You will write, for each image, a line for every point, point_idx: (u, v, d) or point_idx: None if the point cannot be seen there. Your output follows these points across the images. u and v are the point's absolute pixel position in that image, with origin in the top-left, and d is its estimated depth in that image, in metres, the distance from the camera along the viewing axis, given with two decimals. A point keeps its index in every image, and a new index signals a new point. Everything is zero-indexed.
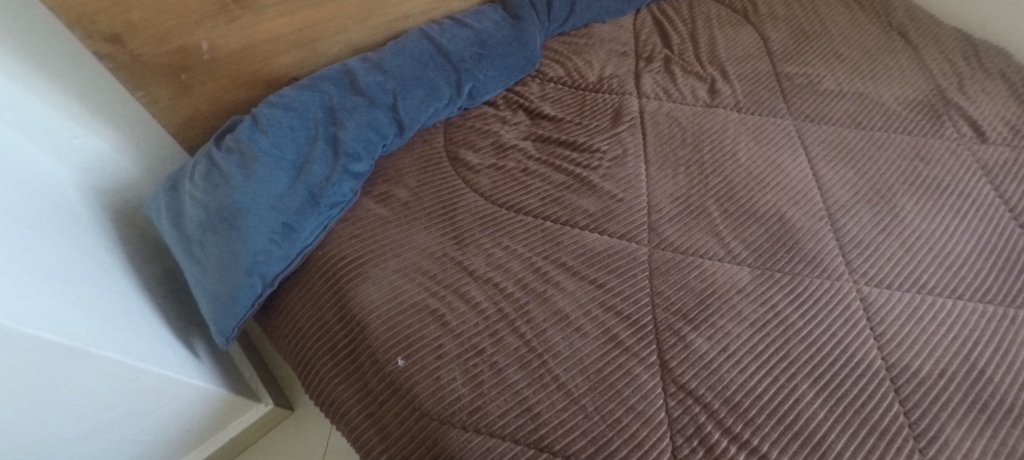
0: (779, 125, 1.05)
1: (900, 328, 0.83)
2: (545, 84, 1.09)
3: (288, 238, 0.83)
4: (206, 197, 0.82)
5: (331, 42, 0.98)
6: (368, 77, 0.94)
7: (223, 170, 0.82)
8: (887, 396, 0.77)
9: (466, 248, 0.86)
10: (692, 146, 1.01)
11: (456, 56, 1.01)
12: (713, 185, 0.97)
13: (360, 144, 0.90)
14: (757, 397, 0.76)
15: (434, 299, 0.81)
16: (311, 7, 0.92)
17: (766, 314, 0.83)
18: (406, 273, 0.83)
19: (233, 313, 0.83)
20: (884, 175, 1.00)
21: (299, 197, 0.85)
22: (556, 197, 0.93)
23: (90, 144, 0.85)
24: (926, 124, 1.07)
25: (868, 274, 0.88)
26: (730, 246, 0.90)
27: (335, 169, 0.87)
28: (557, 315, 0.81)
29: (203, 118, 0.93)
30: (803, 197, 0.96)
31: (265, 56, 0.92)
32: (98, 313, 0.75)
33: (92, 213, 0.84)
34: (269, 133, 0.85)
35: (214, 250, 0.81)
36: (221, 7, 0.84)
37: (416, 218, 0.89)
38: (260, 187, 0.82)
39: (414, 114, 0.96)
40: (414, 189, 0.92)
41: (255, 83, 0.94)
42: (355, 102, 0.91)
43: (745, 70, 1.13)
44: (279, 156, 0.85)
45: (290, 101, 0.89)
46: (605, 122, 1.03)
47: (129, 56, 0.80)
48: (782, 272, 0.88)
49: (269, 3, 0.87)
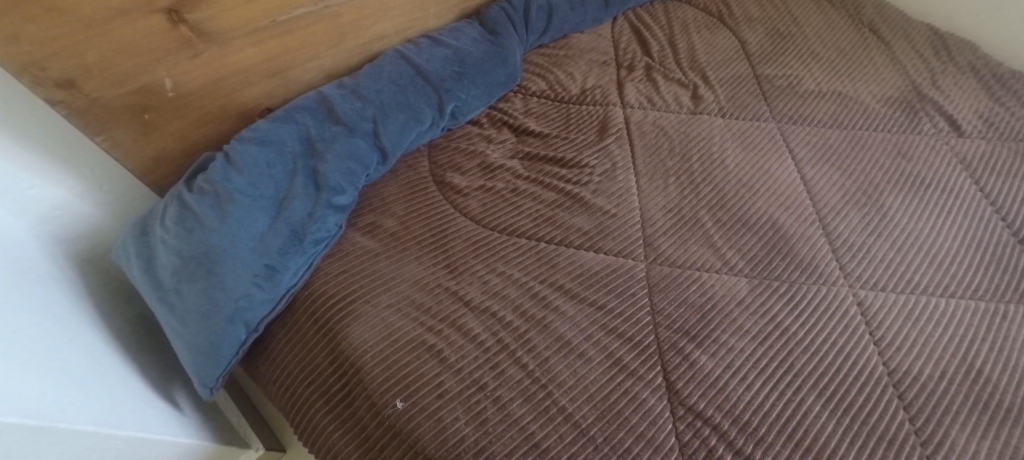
0: (764, 129, 1.05)
1: (898, 331, 0.83)
2: (528, 99, 1.06)
3: (272, 280, 0.79)
4: (181, 244, 0.76)
5: (303, 68, 0.93)
6: (345, 104, 0.89)
7: (196, 213, 0.77)
8: (892, 403, 0.76)
9: (460, 277, 0.83)
10: (680, 155, 1.00)
11: (436, 76, 0.97)
12: (704, 194, 0.96)
13: (342, 175, 0.86)
14: (766, 413, 0.75)
15: (431, 334, 0.78)
16: (279, 35, 0.87)
17: (767, 326, 0.82)
18: (399, 309, 0.79)
19: (218, 364, 0.78)
20: (869, 174, 1.00)
21: (281, 236, 0.80)
22: (549, 217, 0.91)
23: (56, 193, 0.78)
24: (906, 121, 1.08)
25: (864, 278, 0.88)
26: (727, 257, 0.89)
27: (318, 204, 0.83)
28: (559, 342, 0.78)
29: (172, 157, 0.87)
30: (793, 202, 0.96)
31: (234, 89, 0.87)
32: (67, 380, 0.69)
33: (54, 267, 0.78)
34: (244, 170, 0.80)
35: (192, 298, 0.76)
36: (183, 42, 0.79)
37: (405, 249, 0.85)
38: (239, 228, 0.77)
39: (396, 140, 0.92)
40: (401, 217, 0.88)
41: (226, 117, 0.89)
42: (333, 132, 0.87)
43: (726, 74, 1.12)
44: (257, 194, 0.80)
45: (264, 134, 0.84)
46: (591, 135, 1.01)
47: (86, 100, 0.75)
48: (780, 280, 0.87)
49: (235, 34, 0.82)
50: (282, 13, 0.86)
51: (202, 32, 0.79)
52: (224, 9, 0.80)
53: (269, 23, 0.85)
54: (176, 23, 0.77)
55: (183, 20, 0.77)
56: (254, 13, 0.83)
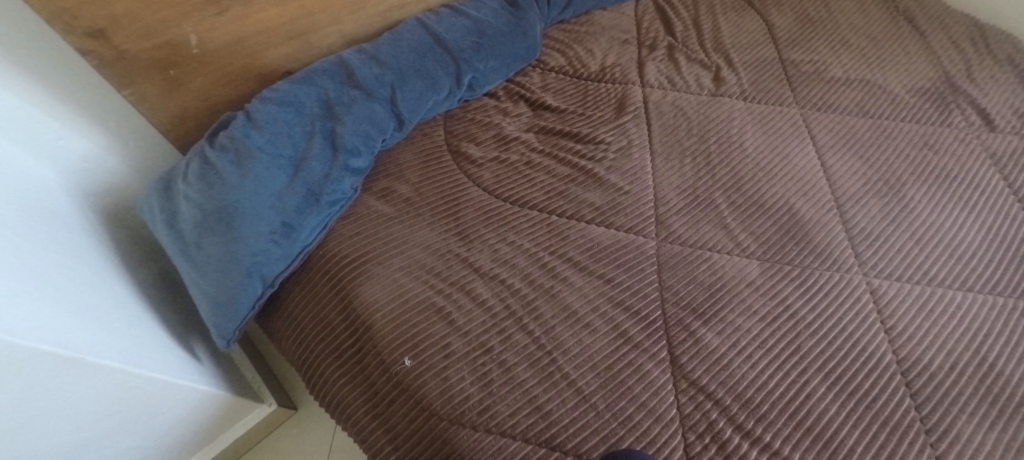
0: (786, 114, 1.03)
1: (911, 320, 0.83)
2: (546, 74, 1.05)
3: (287, 237, 0.80)
4: (202, 198, 0.78)
5: (325, 33, 0.94)
6: (364, 68, 0.90)
7: (217, 169, 0.79)
8: (900, 391, 0.77)
9: (471, 244, 0.84)
10: (698, 136, 0.98)
11: (455, 45, 0.96)
12: (721, 176, 0.95)
13: (360, 140, 0.87)
14: (769, 392, 0.76)
15: (440, 297, 0.79)
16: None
17: (776, 308, 0.83)
18: (411, 271, 0.80)
19: (234, 316, 0.80)
20: (893, 165, 0.99)
21: (297, 195, 0.81)
22: (561, 191, 0.91)
23: (86, 146, 0.82)
24: (935, 112, 1.05)
25: (879, 266, 0.89)
26: (739, 239, 0.89)
27: (335, 166, 0.84)
28: (566, 312, 0.79)
29: (195, 115, 0.89)
30: (812, 188, 0.95)
31: (257, 49, 0.89)
32: (95, 319, 0.72)
33: (85, 213, 0.81)
34: (264, 129, 0.82)
35: (211, 251, 0.78)
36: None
37: (418, 214, 0.86)
38: (257, 185, 0.79)
39: (414, 107, 0.92)
40: (415, 184, 0.89)
41: (248, 77, 0.90)
42: (352, 96, 0.88)
43: (751, 58, 1.10)
44: (275, 153, 0.81)
45: (284, 95, 0.85)
46: (608, 113, 1.00)
47: (115, 52, 0.77)
48: (793, 265, 0.88)
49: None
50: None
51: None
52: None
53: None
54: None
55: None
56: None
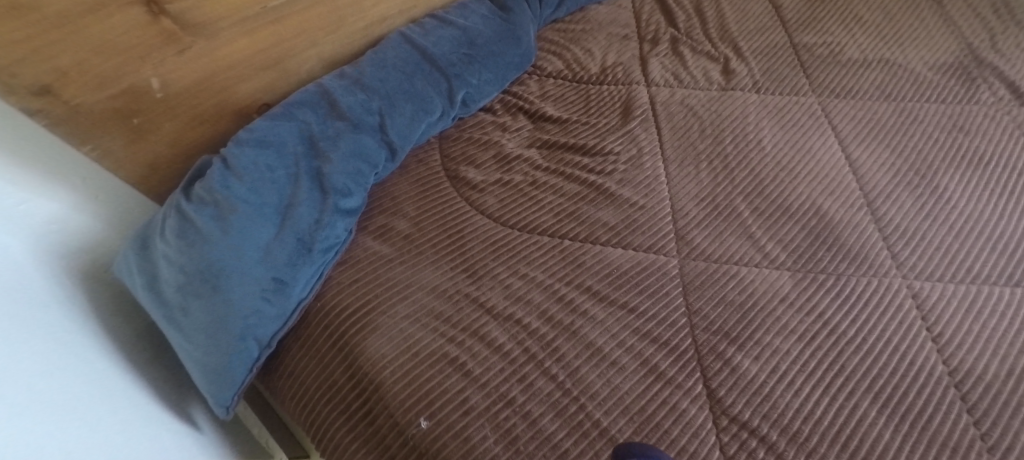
0: (803, 105, 0.96)
1: (957, 326, 0.78)
2: (543, 80, 0.97)
3: (281, 294, 0.73)
4: (182, 259, 0.71)
5: (301, 57, 0.86)
6: (348, 96, 0.82)
7: (196, 225, 0.71)
8: (955, 406, 0.72)
9: (480, 281, 0.77)
10: (713, 138, 0.91)
11: (444, 60, 0.89)
12: (740, 180, 0.88)
13: (350, 177, 0.79)
14: (816, 422, 0.70)
15: (452, 345, 0.72)
16: (272, 24, 0.80)
17: (813, 324, 0.77)
18: (418, 319, 0.73)
19: (230, 385, 0.73)
20: (921, 151, 0.93)
21: (287, 246, 0.74)
22: (572, 211, 0.84)
23: (52, 208, 0.72)
24: (960, 90, 0.99)
25: (917, 266, 0.83)
26: (767, 250, 0.83)
27: (325, 209, 0.77)
28: (590, 349, 0.73)
29: (166, 162, 0.82)
30: (838, 185, 0.88)
31: (227, 85, 0.80)
32: (79, 417, 0.64)
33: (59, 285, 0.72)
34: (243, 176, 0.74)
35: (198, 316, 0.71)
36: (167, 36, 0.72)
37: (420, 253, 0.78)
38: (242, 240, 0.71)
39: (405, 133, 0.85)
40: (414, 218, 0.82)
41: (221, 115, 0.82)
42: (338, 128, 0.80)
43: (761, 45, 1.03)
44: (259, 201, 0.74)
45: (263, 134, 0.77)
46: (613, 119, 0.92)
47: (66, 107, 0.68)
48: (826, 273, 0.81)
49: (226, 24, 0.76)
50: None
51: (188, 23, 0.72)
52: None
53: (262, 10, 0.78)
54: (157, 15, 0.70)
55: (163, 11, 0.70)
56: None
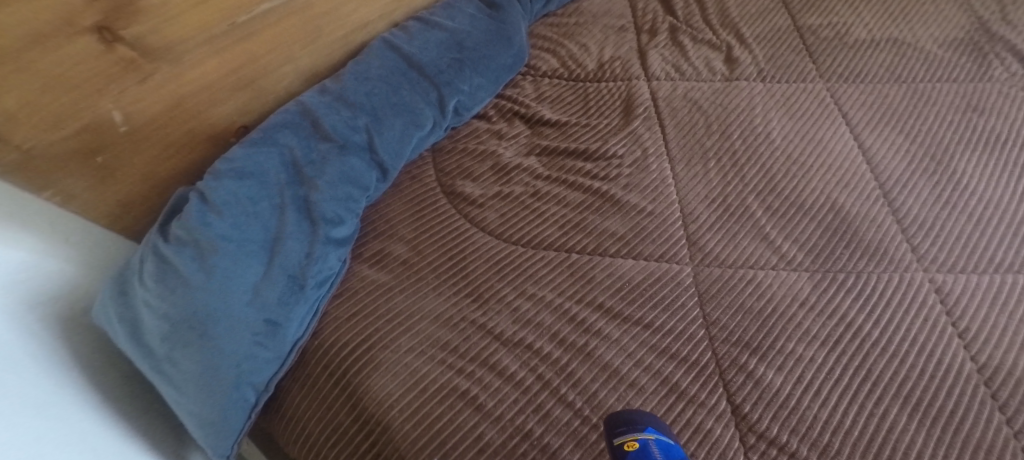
0: (811, 92, 0.92)
1: (985, 321, 0.75)
2: (539, 81, 0.93)
3: (275, 335, 0.69)
4: (164, 306, 0.66)
5: (279, 74, 0.83)
6: (332, 115, 0.78)
7: (176, 269, 0.66)
8: (987, 406, 0.69)
9: (486, 306, 0.73)
10: (720, 133, 0.87)
11: (432, 68, 0.85)
12: (751, 177, 0.84)
13: (339, 204, 0.76)
14: (846, 433, 0.66)
15: (461, 377, 0.68)
16: (240, 41, 0.76)
17: (836, 327, 0.74)
18: (422, 351, 0.69)
19: (226, 435, 0.69)
20: (936, 134, 0.89)
21: (278, 284, 0.70)
22: (577, 222, 0.79)
23: (20, 256, 0.65)
24: (972, 66, 0.96)
25: (939, 259, 0.79)
26: (784, 251, 0.79)
27: (316, 241, 0.73)
28: (608, 371, 0.69)
29: (141, 199, 0.76)
30: (852, 176, 0.85)
31: (197, 111, 0.76)
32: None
33: (31, 339, 0.66)
34: (224, 211, 0.69)
35: (187, 366, 0.67)
36: (126, 64, 0.67)
37: (421, 278, 0.75)
38: (228, 283, 0.67)
39: (395, 151, 0.81)
40: (411, 240, 0.78)
41: (195, 144, 0.78)
42: (323, 151, 0.77)
43: (763, 30, 0.99)
44: (244, 238, 0.69)
45: (242, 164, 0.72)
46: (615, 119, 0.88)
47: (18, 153, 0.62)
48: (845, 272, 0.78)
49: (191, 45, 0.72)
50: (243, 12, 0.75)
51: (149, 49, 0.68)
52: (170, 17, 0.68)
53: (229, 27, 0.74)
54: (112, 43, 0.65)
55: (119, 38, 0.65)
56: (208, 18, 0.72)
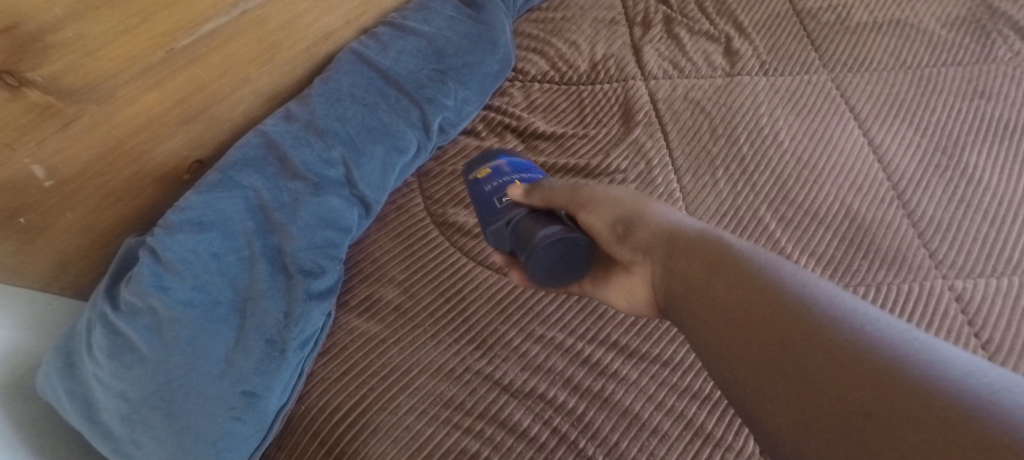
0: (817, 85, 0.88)
1: (1006, 329, 0.67)
2: (528, 87, 0.91)
3: (255, 408, 0.62)
4: (121, 384, 0.59)
5: (233, 100, 0.76)
6: (301, 149, 0.74)
7: (130, 342, 0.60)
8: None
9: (492, 352, 0.67)
10: (726, 138, 0.84)
11: (411, 84, 0.83)
12: (761, 184, 0.79)
13: (316, 253, 0.70)
14: None
15: (469, 437, 0.61)
16: (184, 68, 0.69)
17: None
18: (424, 410, 0.63)
19: None
20: (948, 126, 0.84)
21: (254, 351, 0.63)
22: None
23: None
24: (977, 47, 0.91)
25: (956, 263, 0.72)
26: (801, 266, 0.72)
27: (295, 297, 0.66)
28: (627, 419, 0.63)
29: (82, 253, 0.68)
30: (864, 178, 0.80)
31: (142, 149, 0.68)
32: None
33: None
34: (182, 271, 0.63)
35: (155, 449, 0.60)
36: (42, 110, 0.58)
37: (418, 326, 0.69)
38: (195, 354, 0.61)
39: (376, 183, 0.77)
40: (403, 283, 0.72)
41: (143, 187, 0.70)
42: (294, 191, 0.72)
43: (762, 16, 0.98)
44: (209, 301, 0.64)
45: (200, 213, 0.67)
46: (615, 128, 0.85)
47: None
48: (864, 284, 0.71)
49: (121, 80, 0.64)
50: (182, 36, 0.68)
51: (68, 91, 0.60)
52: (89, 51, 0.60)
53: (166, 54, 0.67)
54: (19, 88, 0.56)
55: (27, 82, 0.57)
56: (139, 47, 0.64)
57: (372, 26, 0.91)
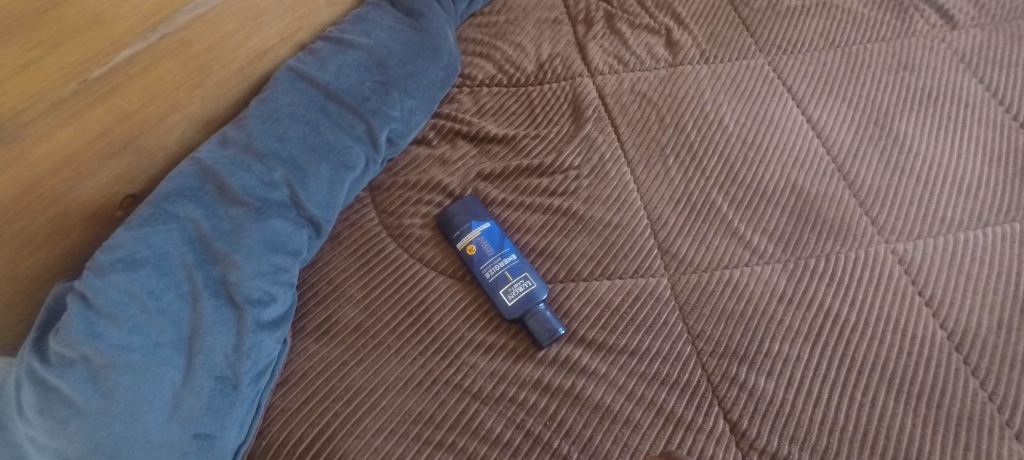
0: (755, 70, 0.91)
1: (945, 285, 0.71)
2: (477, 91, 0.91)
3: (210, 449, 0.60)
4: (58, 442, 0.56)
5: (162, 128, 0.73)
6: (239, 175, 0.71)
7: (66, 395, 0.57)
8: (957, 371, 0.65)
9: (458, 361, 0.67)
10: (674, 127, 0.85)
11: (353, 97, 0.81)
12: (711, 169, 0.81)
13: (264, 281, 0.68)
14: (841, 431, 0.62)
15: (442, 451, 0.61)
16: (101, 99, 0.66)
17: (816, 319, 0.69)
18: (393, 429, 0.62)
19: None
20: (878, 99, 0.88)
21: (204, 390, 0.61)
22: (544, 249, 0.75)
23: None
24: (897, 22, 0.96)
25: (897, 227, 0.75)
26: (755, 244, 0.75)
27: (244, 330, 0.65)
28: (599, 412, 0.63)
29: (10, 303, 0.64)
30: (806, 154, 0.82)
31: (64, 188, 0.65)
32: None
33: None
34: (117, 316, 0.61)
35: None
36: None
37: (379, 343, 0.68)
38: (140, 400, 0.58)
39: (324, 203, 0.75)
40: (361, 301, 0.71)
41: (69, 227, 0.67)
42: (234, 219, 0.70)
43: (698, 7, 1.00)
44: (151, 343, 0.61)
45: (133, 251, 0.64)
46: (565, 125, 0.86)
47: None
48: (814, 256, 0.74)
49: (30, 117, 0.60)
50: (95, 65, 0.65)
51: None
52: None
53: (78, 86, 0.64)
54: None
55: None
56: (47, 80, 0.61)
57: (308, 41, 0.89)
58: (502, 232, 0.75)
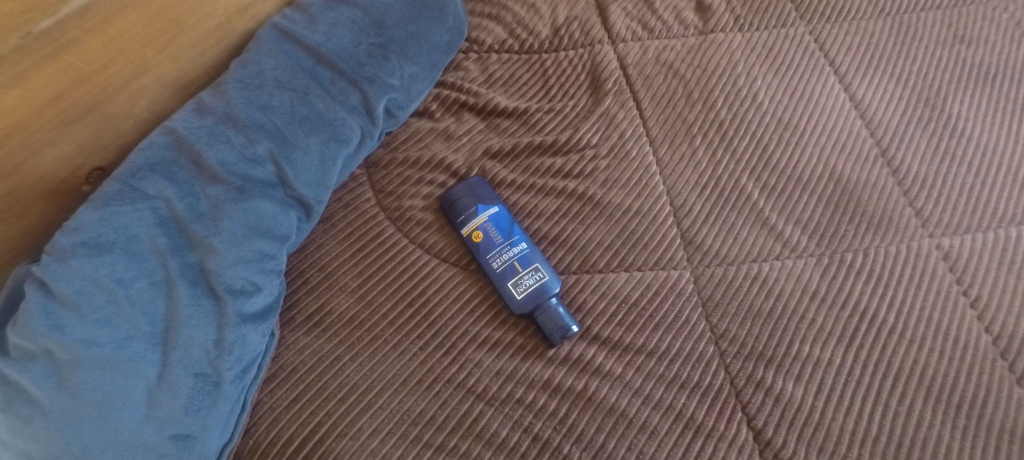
0: (794, 40, 0.82)
1: (996, 287, 0.64)
2: (485, 58, 0.84)
3: (190, 451, 0.55)
4: (22, 442, 0.51)
5: (131, 91, 0.66)
6: (218, 150, 0.65)
7: (29, 393, 0.52)
8: (1006, 383, 0.59)
9: (462, 359, 0.61)
10: (701, 102, 0.77)
11: (347, 63, 0.74)
12: (741, 150, 0.74)
13: (247, 268, 0.62)
14: (875, 445, 0.57)
15: (442, 456, 0.56)
16: (52, 56, 0.59)
17: (852, 322, 0.63)
18: (390, 431, 0.57)
19: None
20: (929, 75, 0.79)
21: (181, 387, 0.56)
22: (555, 236, 0.68)
23: None
24: None
25: (944, 220, 0.68)
26: (786, 236, 0.68)
27: (226, 322, 0.59)
28: (613, 417, 0.58)
29: None
30: (846, 136, 0.75)
31: (20, 158, 0.59)
32: None
33: None
34: (83, 307, 0.55)
35: None
36: None
37: (376, 337, 0.62)
38: (109, 400, 0.53)
39: (315, 181, 0.68)
40: (356, 290, 0.65)
41: (31, 202, 0.61)
42: (214, 199, 0.63)
43: None
44: (121, 336, 0.55)
45: (100, 234, 0.58)
46: (582, 98, 0.78)
47: None
48: (852, 251, 0.67)
49: None
50: (40, 16, 0.57)
51: None
52: None
53: (22, 40, 0.56)
54: None
55: None
56: None
57: None
58: (511, 216, 0.68)
